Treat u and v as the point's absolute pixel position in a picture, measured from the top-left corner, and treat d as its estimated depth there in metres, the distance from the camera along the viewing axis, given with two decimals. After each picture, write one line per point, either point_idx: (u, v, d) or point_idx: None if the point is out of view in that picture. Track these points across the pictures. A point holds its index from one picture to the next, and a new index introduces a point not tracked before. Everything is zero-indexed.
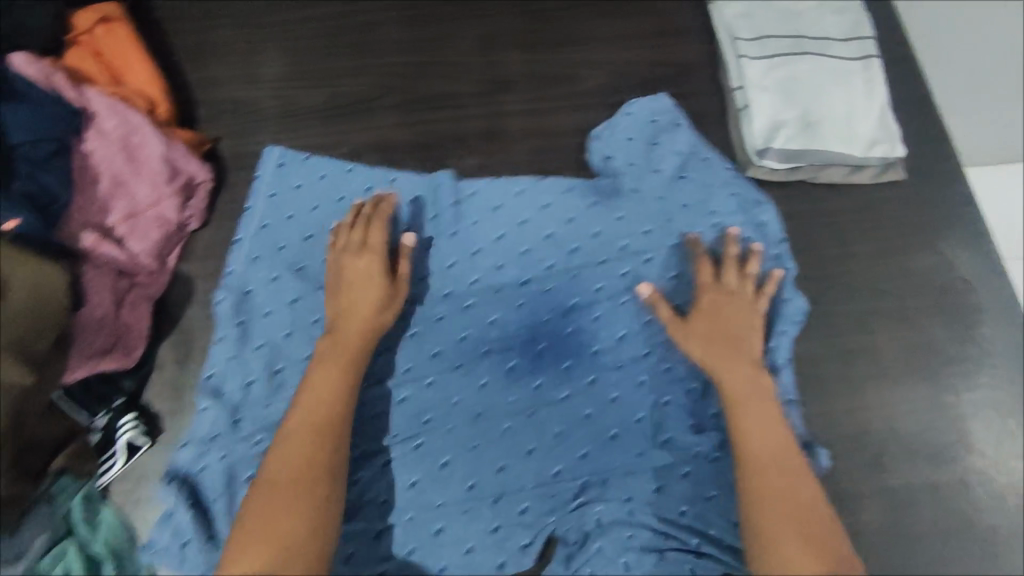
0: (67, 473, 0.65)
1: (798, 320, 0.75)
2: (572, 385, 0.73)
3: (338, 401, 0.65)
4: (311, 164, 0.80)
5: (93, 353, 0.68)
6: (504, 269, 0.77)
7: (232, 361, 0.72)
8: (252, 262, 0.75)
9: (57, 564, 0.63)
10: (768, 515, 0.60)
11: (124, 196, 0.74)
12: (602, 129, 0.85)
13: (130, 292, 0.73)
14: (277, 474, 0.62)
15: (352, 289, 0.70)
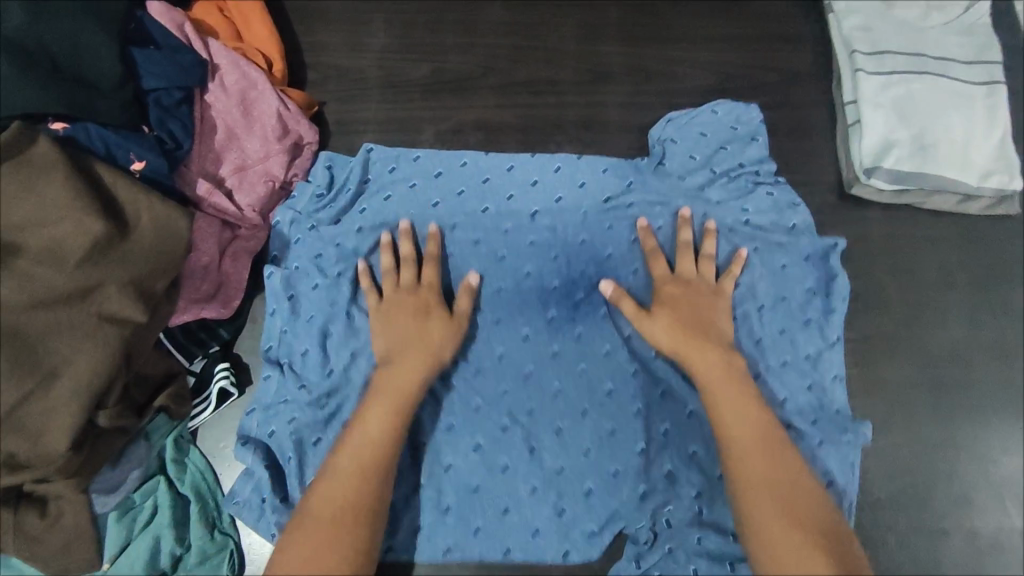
0: (164, 413, 0.67)
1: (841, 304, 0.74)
2: (605, 370, 0.72)
3: (391, 421, 0.62)
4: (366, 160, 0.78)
5: (198, 298, 0.70)
6: (536, 242, 0.76)
7: (289, 331, 0.72)
8: (315, 257, 0.74)
9: (148, 498, 0.65)
10: (756, 509, 0.57)
11: (237, 149, 0.76)
12: (677, 113, 0.80)
13: (232, 244, 0.75)
14: (332, 501, 0.58)
15: (405, 311, 0.69)
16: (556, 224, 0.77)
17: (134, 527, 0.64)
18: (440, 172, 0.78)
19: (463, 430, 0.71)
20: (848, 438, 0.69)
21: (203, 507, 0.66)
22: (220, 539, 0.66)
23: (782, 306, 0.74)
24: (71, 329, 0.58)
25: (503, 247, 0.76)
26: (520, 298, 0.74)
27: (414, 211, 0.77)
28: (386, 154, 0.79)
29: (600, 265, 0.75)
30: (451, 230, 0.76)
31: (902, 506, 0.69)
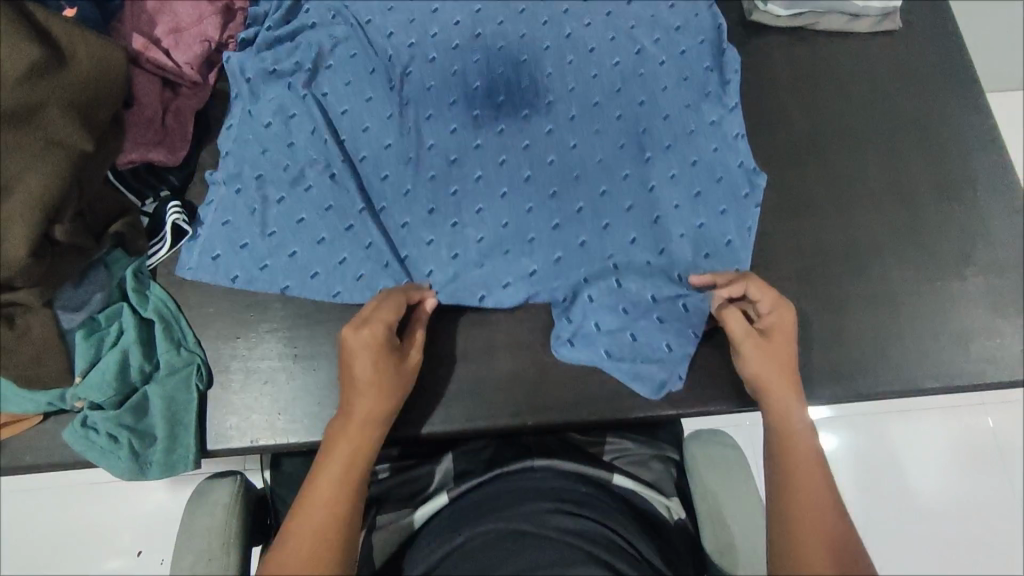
0: (120, 249, 0.71)
1: (741, 99, 0.82)
2: (528, 133, 0.78)
3: (360, 451, 0.58)
4: None
5: (144, 143, 0.74)
6: (462, 22, 0.81)
7: (245, 113, 0.76)
8: (244, 63, 0.78)
9: (113, 322, 0.69)
10: (794, 513, 0.55)
11: (168, 14, 0.80)
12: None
13: (173, 102, 0.79)
14: (297, 551, 0.52)
15: (364, 366, 0.61)
16: (476, 11, 0.82)
17: (102, 348, 0.68)
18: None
19: (408, 190, 0.75)
20: (744, 164, 0.79)
21: (168, 327, 0.70)
22: (187, 354, 0.70)
23: (675, 67, 0.81)
24: (16, 148, 0.61)
25: (433, 27, 0.81)
26: (450, 69, 0.80)
27: (343, 23, 0.81)
28: None
29: (518, 38, 0.81)
30: (382, 33, 0.80)
31: (810, 281, 0.77)
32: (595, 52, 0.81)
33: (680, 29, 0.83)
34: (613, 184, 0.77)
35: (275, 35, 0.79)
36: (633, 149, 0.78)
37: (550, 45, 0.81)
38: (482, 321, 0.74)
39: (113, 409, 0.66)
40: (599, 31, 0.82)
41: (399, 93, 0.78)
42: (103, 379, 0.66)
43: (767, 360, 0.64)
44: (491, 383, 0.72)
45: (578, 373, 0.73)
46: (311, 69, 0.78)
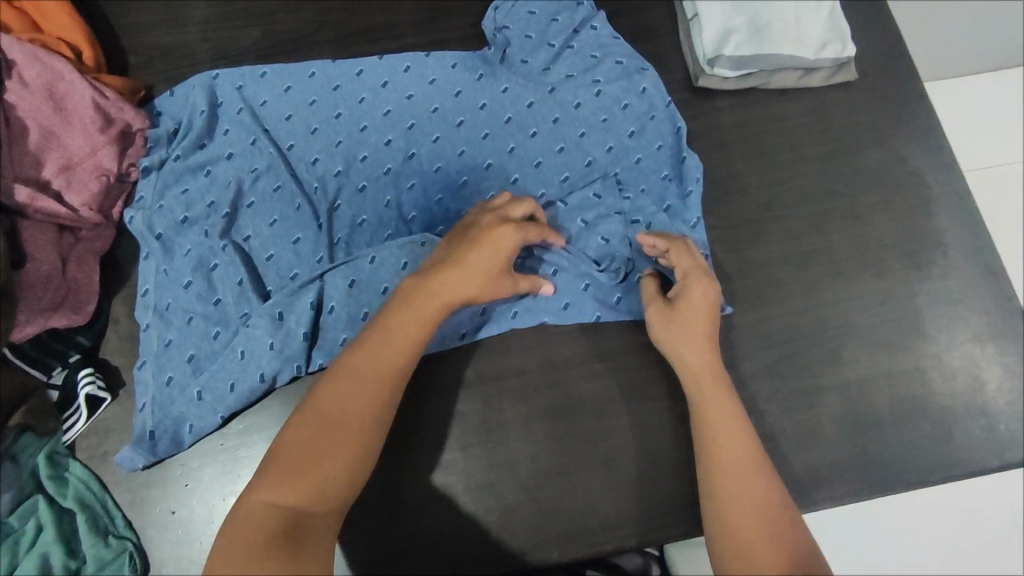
0: (29, 431, 0.64)
1: (699, 177, 0.76)
2: None
3: (419, 338, 0.59)
4: (221, 85, 0.76)
5: (42, 309, 0.67)
6: (394, 141, 0.75)
7: (162, 272, 0.70)
8: (159, 207, 0.72)
9: (29, 519, 0.63)
10: (732, 529, 0.55)
11: (57, 148, 0.72)
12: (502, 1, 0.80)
13: (75, 248, 0.71)
14: (340, 405, 0.55)
15: (481, 256, 0.61)
16: (408, 127, 0.75)
17: (18, 552, 0.62)
18: (289, 88, 0.76)
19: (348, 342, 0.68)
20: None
21: (91, 516, 0.64)
22: (117, 544, 0.64)
23: (625, 173, 0.76)
24: None
25: (361, 149, 0.74)
26: (383, 196, 0.73)
27: (261, 151, 0.73)
28: (230, 78, 0.76)
29: (457, 156, 0.75)
30: (305, 162, 0.74)
31: (782, 374, 0.72)
32: (543, 166, 0.75)
33: (630, 120, 0.77)
34: (556, 317, 0.72)
35: (187, 166, 0.73)
36: (570, 271, 0.72)
37: (492, 161, 0.75)
38: (435, 462, 0.68)
39: None
40: (545, 141, 0.76)
41: (329, 232, 0.72)
42: None
43: (682, 330, 0.65)
44: (451, 531, 0.67)
45: (544, 508, 0.68)
46: (229, 212, 0.71)
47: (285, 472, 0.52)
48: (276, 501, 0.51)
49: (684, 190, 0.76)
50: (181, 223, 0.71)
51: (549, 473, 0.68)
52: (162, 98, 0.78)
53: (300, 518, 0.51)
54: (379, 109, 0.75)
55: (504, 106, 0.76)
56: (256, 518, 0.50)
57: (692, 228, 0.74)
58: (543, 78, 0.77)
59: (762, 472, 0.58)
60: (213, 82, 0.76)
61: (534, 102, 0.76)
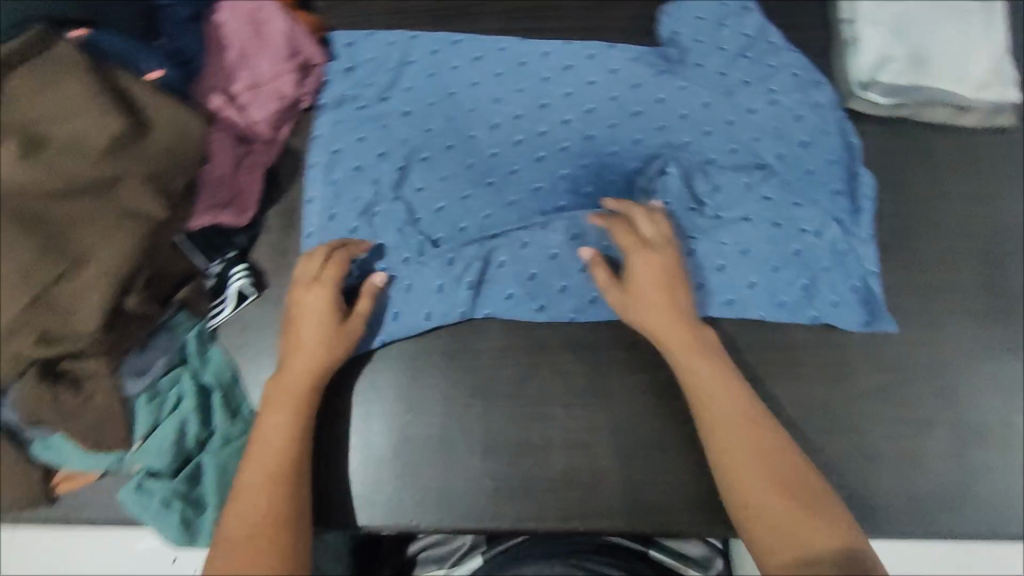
0: (185, 310, 0.71)
1: (871, 195, 0.79)
2: None
3: (298, 407, 0.66)
4: (422, 46, 0.85)
5: (214, 205, 0.73)
6: (571, 121, 0.83)
7: (353, 201, 0.79)
8: (355, 147, 0.80)
9: (174, 386, 0.70)
10: (754, 493, 0.60)
11: (247, 68, 0.79)
12: (672, 5, 0.86)
13: (246, 159, 0.78)
14: (258, 467, 0.63)
15: (310, 327, 0.68)
16: (587, 110, 0.84)
17: (161, 413, 0.69)
18: (480, 58, 0.85)
19: (513, 296, 0.74)
20: (855, 285, 0.76)
21: (225, 395, 0.71)
22: (242, 425, 0.71)
23: (794, 180, 0.81)
24: (94, 221, 0.61)
25: (540, 124, 0.83)
26: (559, 167, 0.81)
27: (455, 111, 0.83)
28: (431, 40, 0.85)
29: (630, 142, 0.82)
30: (493, 126, 0.83)
31: (892, 401, 0.72)
32: (715, 163, 0.82)
33: (802, 131, 0.82)
34: (717, 306, 0.76)
35: (378, 115, 0.82)
36: (736, 262, 0.77)
37: (661, 152, 0.82)
38: (537, 415, 0.71)
39: (169, 475, 0.68)
40: (715, 140, 0.82)
41: (509, 190, 0.80)
42: (161, 448, 0.67)
43: (658, 292, 0.68)
44: (541, 482, 0.69)
45: (634, 479, 0.70)
46: (404, 166, 0.80)
47: (230, 551, 0.59)
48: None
49: (854, 206, 0.79)
50: (373, 163, 0.80)
51: (645, 448, 0.70)
52: (340, 43, 0.85)
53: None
54: (560, 90, 0.84)
55: (680, 103, 0.83)
56: None
57: (862, 242, 0.77)
58: (717, 81, 0.84)
59: (787, 450, 0.62)
60: (413, 42, 0.86)
61: (710, 102, 0.83)
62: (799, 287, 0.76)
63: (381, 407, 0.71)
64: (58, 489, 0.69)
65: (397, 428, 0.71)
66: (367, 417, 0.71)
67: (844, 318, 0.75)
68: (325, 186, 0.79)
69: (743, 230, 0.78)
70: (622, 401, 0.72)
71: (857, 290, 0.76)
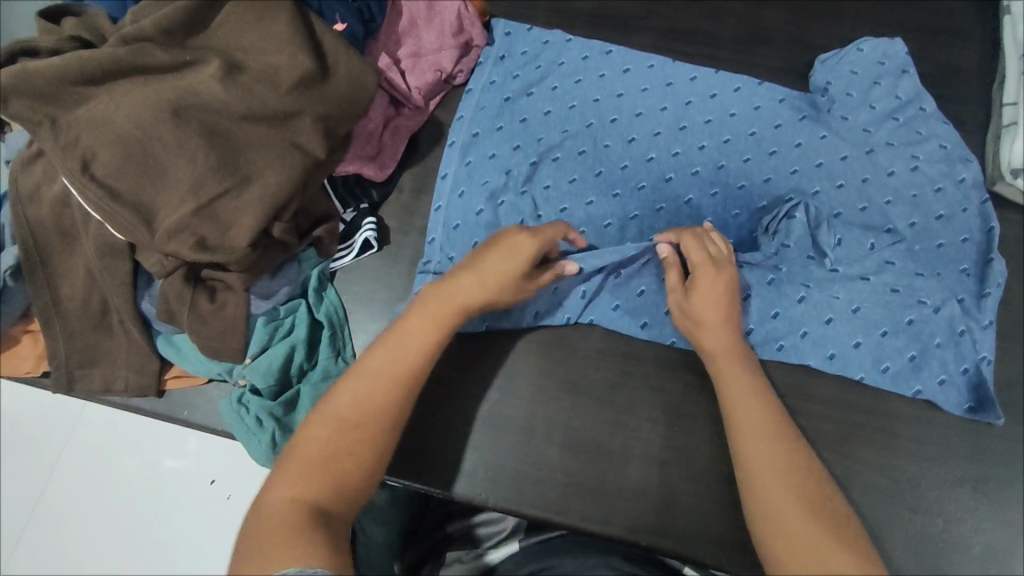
0: (313, 248, 0.75)
1: (1000, 284, 0.75)
2: (751, 279, 0.75)
3: (427, 353, 0.61)
4: (570, 48, 0.86)
5: (361, 156, 0.79)
6: (707, 148, 0.80)
7: (476, 186, 0.79)
8: (488, 134, 0.81)
9: (290, 315, 0.73)
10: (769, 497, 0.57)
11: (414, 37, 0.84)
12: (828, 56, 0.86)
13: (395, 120, 0.83)
14: (355, 394, 0.58)
15: (498, 263, 0.63)
16: (724, 140, 0.81)
17: (274, 337, 0.72)
18: (628, 70, 0.85)
19: (619, 308, 0.75)
20: (966, 369, 0.73)
21: (333, 334, 0.74)
22: (342, 366, 0.73)
23: (922, 252, 0.77)
24: (266, 147, 0.66)
25: (676, 145, 0.81)
26: (686, 191, 0.79)
27: (592, 116, 0.82)
28: (582, 44, 0.86)
29: (762, 181, 0.79)
30: (625, 137, 0.81)
31: (983, 493, 0.70)
32: (841, 218, 0.78)
33: (942, 204, 0.78)
34: (817, 361, 0.74)
35: (515, 106, 0.82)
36: (844, 322, 0.74)
37: (794, 196, 0.79)
38: (621, 423, 0.72)
39: (269, 398, 0.71)
40: (849, 196, 0.79)
41: (628, 203, 0.78)
42: (268, 370, 0.70)
43: (716, 308, 0.67)
44: (612, 489, 0.70)
45: (705, 509, 0.69)
46: (535, 161, 0.80)
47: (308, 465, 0.55)
48: (296, 496, 0.53)
49: (980, 290, 0.75)
50: (502, 151, 0.80)
51: (724, 482, 0.69)
52: (497, 33, 0.88)
53: (325, 501, 0.54)
54: (702, 114, 0.82)
55: (819, 151, 0.80)
56: (280, 509, 0.52)
57: (981, 328, 0.74)
58: (862, 137, 0.81)
59: (794, 452, 0.60)
60: (564, 44, 0.87)
61: (849, 156, 0.80)
62: (906, 358, 0.73)
63: (476, 379, 0.74)
64: (167, 386, 0.74)
65: (485, 403, 0.73)
66: (457, 386, 0.74)
67: (948, 399, 0.72)
68: (454, 167, 0.80)
69: (860, 290, 0.75)
70: (709, 429, 0.71)
71: (966, 374, 0.73)
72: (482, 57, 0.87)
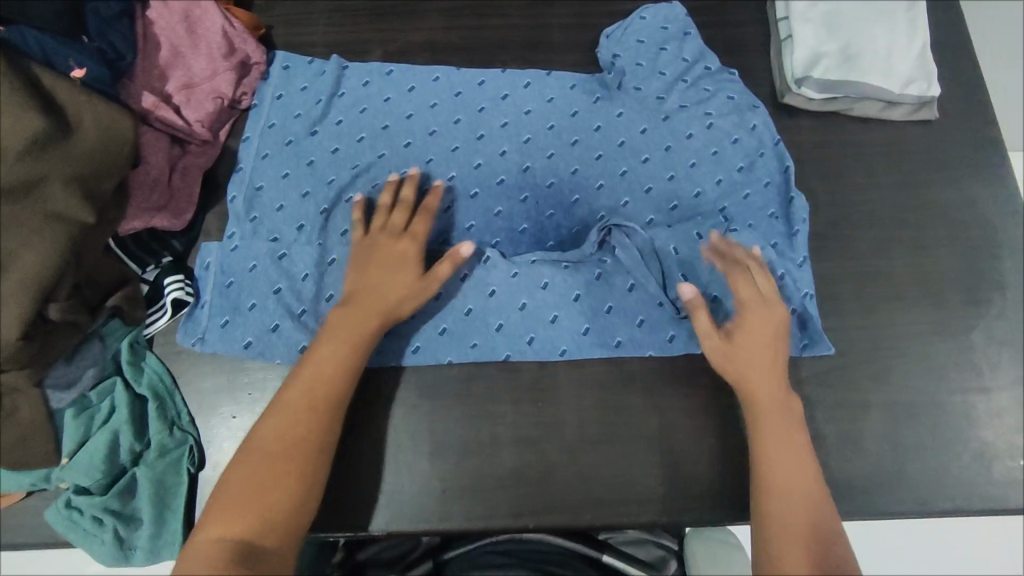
0: (117, 317, 0.68)
1: (805, 218, 0.78)
2: (575, 281, 0.73)
3: (342, 373, 0.64)
4: (351, 76, 0.82)
5: (148, 208, 0.71)
6: (509, 153, 0.79)
7: (266, 247, 0.74)
8: (273, 187, 0.77)
9: (105, 397, 0.66)
10: (784, 548, 0.57)
11: (182, 67, 0.77)
12: (613, 30, 0.86)
13: (182, 160, 0.76)
14: (276, 434, 0.60)
15: (382, 269, 0.68)
16: (524, 140, 0.80)
17: (92, 426, 0.65)
18: (413, 88, 0.81)
19: (446, 331, 0.72)
20: (795, 310, 0.74)
21: (162, 406, 0.67)
22: (179, 436, 0.67)
23: (731, 208, 0.79)
24: (15, 225, 0.59)
25: (477, 156, 0.79)
26: (494, 203, 0.78)
27: (383, 146, 0.79)
28: (359, 68, 0.82)
29: (569, 174, 0.79)
30: (420, 159, 0.78)
31: (830, 386, 0.74)
32: (652, 193, 0.78)
33: (740, 156, 0.80)
34: (652, 320, 0.73)
35: (299, 152, 0.78)
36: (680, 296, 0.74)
37: (603, 181, 0.79)
38: (484, 414, 0.71)
39: (100, 494, 0.64)
40: (655, 168, 0.79)
41: (443, 225, 0.77)
42: (91, 464, 0.63)
43: (761, 345, 0.66)
44: (490, 481, 0.69)
45: (583, 474, 0.69)
46: (327, 208, 0.76)
47: (230, 507, 0.56)
48: (226, 534, 0.55)
49: (790, 229, 0.78)
50: (291, 203, 0.76)
51: (592, 443, 0.70)
52: (270, 74, 0.82)
53: (255, 536, 0.55)
54: (497, 117, 0.80)
55: (618, 130, 0.80)
56: (206, 551, 0.54)
57: (799, 267, 0.76)
58: (656, 107, 0.82)
59: (818, 501, 0.60)
60: (343, 71, 0.82)
61: (648, 128, 0.81)
62: None
63: None
64: None
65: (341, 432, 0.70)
66: None
67: None
68: (234, 233, 0.75)
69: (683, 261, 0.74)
70: (571, 396, 0.72)
71: (794, 313, 0.74)
72: (255, 101, 0.81)
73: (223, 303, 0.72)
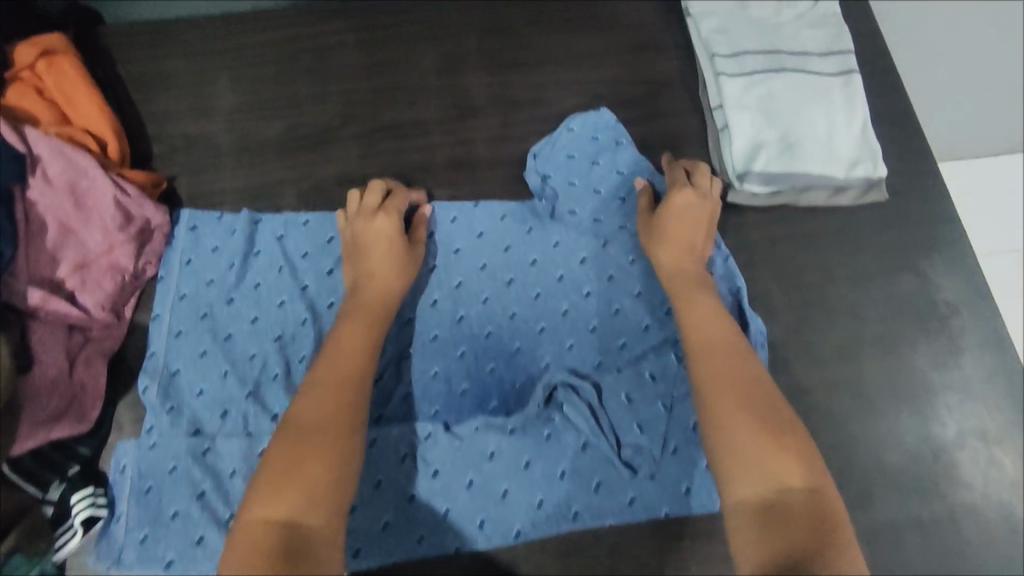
0: (18, 554, 0.62)
1: (762, 342, 0.73)
2: (525, 444, 0.68)
3: (351, 389, 0.60)
4: (265, 231, 0.76)
5: (46, 419, 0.64)
6: (441, 302, 0.75)
7: (186, 442, 0.67)
8: (189, 371, 0.70)
9: None
10: (740, 436, 0.55)
11: (74, 246, 0.70)
12: (541, 146, 0.82)
13: (83, 349, 0.69)
14: (310, 414, 0.57)
15: (380, 257, 0.70)
16: (456, 285, 0.75)
17: None
18: (333, 237, 0.76)
19: (389, 525, 0.66)
20: None
21: None
22: None
23: None
24: None
25: (407, 311, 0.74)
26: (431, 362, 0.72)
27: (306, 310, 0.73)
28: (273, 220, 0.76)
29: (509, 318, 0.74)
30: None
31: None
32: (598, 331, 0.74)
33: None
34: (610, 476, 0.68)
35: (215, 328, 0.72)
36: (638, 449, 0.69)
37: (545, 322, 0.74)
38: None
39: None
40: (598, 302, 0.75)
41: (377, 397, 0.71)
42: None
43: (675, 220, 0.73)
44: None
45: None
46: (253, 389, 0.69)
47: (271, 483, 0.52)
48: (272, 516, 0.51)
49: None
50: (211, 390, 0.69)
51: None
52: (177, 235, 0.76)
53: (307, 516, 0.51)
54: (426, 262, 0.76)
55: (555, 263, 0.77)
56: (255, 532, 0.50)
57: None
58: (592, 232, 0.78)
59: (774, 396, 0.59)
60: (257, 225, 0.77)
61: (588, 257, 0.77)
62: (703, 465, 0.69)
63: None
64: None
65: None
66: None
67: None
68: (148, 431, 0.68)
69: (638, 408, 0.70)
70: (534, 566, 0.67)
71: None
72: (161, 270, 0.74)
73: (139, 517, 0.65)
